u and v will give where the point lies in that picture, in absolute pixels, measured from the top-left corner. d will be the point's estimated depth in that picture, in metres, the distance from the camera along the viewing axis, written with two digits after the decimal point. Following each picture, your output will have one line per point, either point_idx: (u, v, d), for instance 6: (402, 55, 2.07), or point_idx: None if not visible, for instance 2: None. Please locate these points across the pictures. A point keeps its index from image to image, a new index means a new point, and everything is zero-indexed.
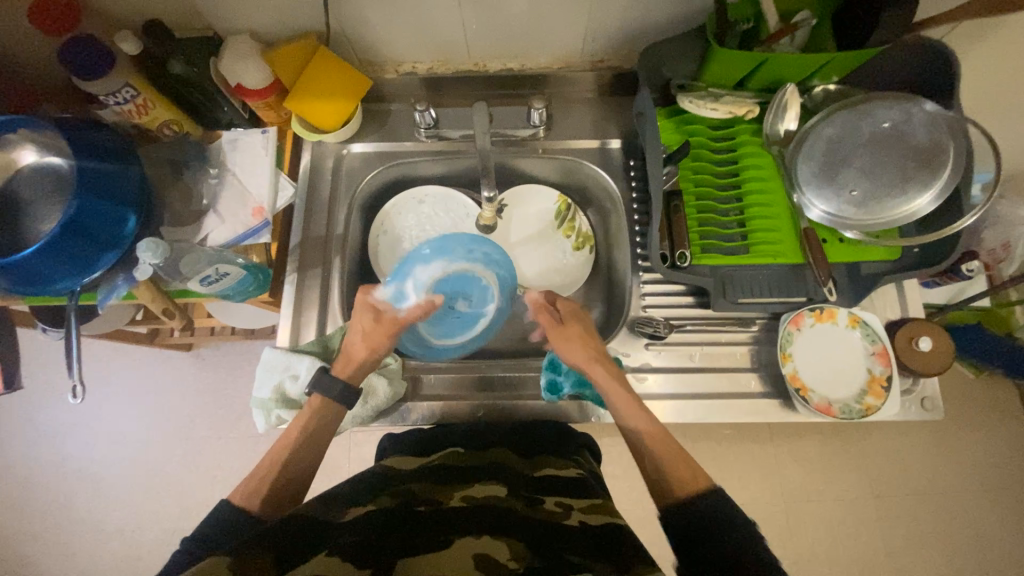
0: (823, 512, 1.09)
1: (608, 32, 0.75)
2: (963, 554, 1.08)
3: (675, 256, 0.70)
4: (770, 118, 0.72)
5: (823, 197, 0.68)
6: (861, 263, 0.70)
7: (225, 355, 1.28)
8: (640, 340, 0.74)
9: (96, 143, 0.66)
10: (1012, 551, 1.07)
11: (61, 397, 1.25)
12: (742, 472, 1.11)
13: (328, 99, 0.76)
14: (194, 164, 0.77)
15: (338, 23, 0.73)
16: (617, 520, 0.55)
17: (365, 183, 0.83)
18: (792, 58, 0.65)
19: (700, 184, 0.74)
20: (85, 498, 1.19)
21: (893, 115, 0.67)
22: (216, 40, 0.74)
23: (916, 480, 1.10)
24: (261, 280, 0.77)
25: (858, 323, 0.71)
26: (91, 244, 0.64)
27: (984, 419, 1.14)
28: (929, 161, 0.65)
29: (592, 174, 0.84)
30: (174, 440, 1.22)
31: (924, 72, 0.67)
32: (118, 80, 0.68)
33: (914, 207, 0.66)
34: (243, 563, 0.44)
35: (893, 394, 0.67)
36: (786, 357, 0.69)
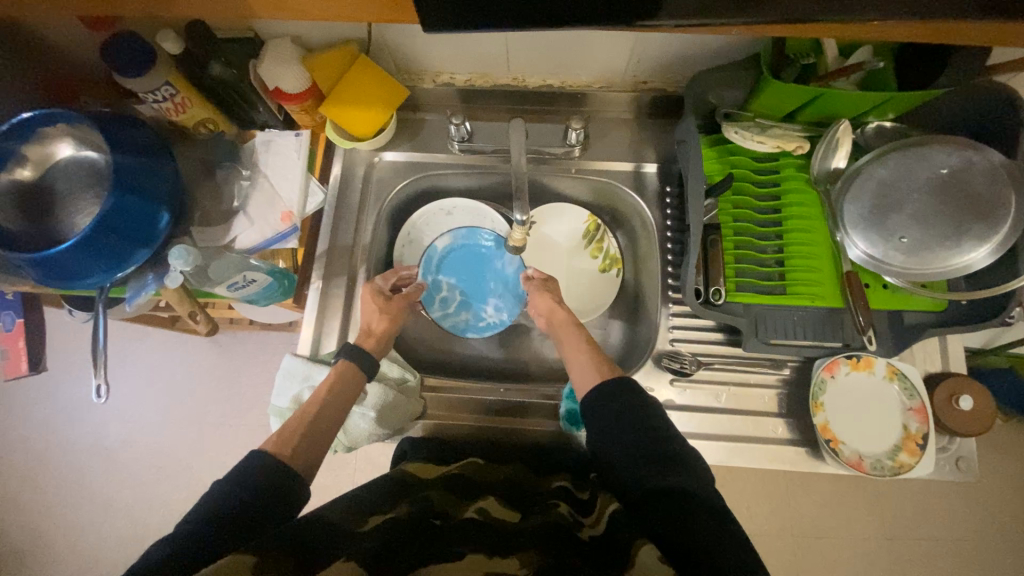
0: (838, 554, 1.04)
1: (654, 55, 0.73)
2: None
3: (709, 292, 0.68)
4: (819, 153, 0.68)
5: (870, 240, 0.64)
6: (904, 312, 0.67)
7: (240, 344, 1.28)
8: (665, 375, 0.73)
9: (132, 138, 0.66)
10: None
11: (82, 374, 1.27)
12: (752, 505, 1.06)
13: (365, 108, 0.75)
14: (227, 164, 0.77)
15: (381, 33, 0.72)
16: (613, 506, 0.55)
17: (395, 193, 0.82)
18: (849, 96, 0.62)
19: (739, 217, 0.71)
20: (98, 474, 1.21)
21: (952, 161, 0.64)
22: (256, 42, 0.74)
23: (944, 533, 1.03)
24: (286, 287, 0.79)
25: (895, 374, 0.68)
26: (124, 240, 0.64)
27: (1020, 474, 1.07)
28: (988, 213, 0.62)
29: (625, 198, 0.82)
30: (187, 425, 1.23)
31: (988, 118, 0.64)
32: (158, 79, 0.67)
33: (968, 260, 0.62)
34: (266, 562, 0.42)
35: (930, 453, 0.65)
36: (817, 407, 0.67)
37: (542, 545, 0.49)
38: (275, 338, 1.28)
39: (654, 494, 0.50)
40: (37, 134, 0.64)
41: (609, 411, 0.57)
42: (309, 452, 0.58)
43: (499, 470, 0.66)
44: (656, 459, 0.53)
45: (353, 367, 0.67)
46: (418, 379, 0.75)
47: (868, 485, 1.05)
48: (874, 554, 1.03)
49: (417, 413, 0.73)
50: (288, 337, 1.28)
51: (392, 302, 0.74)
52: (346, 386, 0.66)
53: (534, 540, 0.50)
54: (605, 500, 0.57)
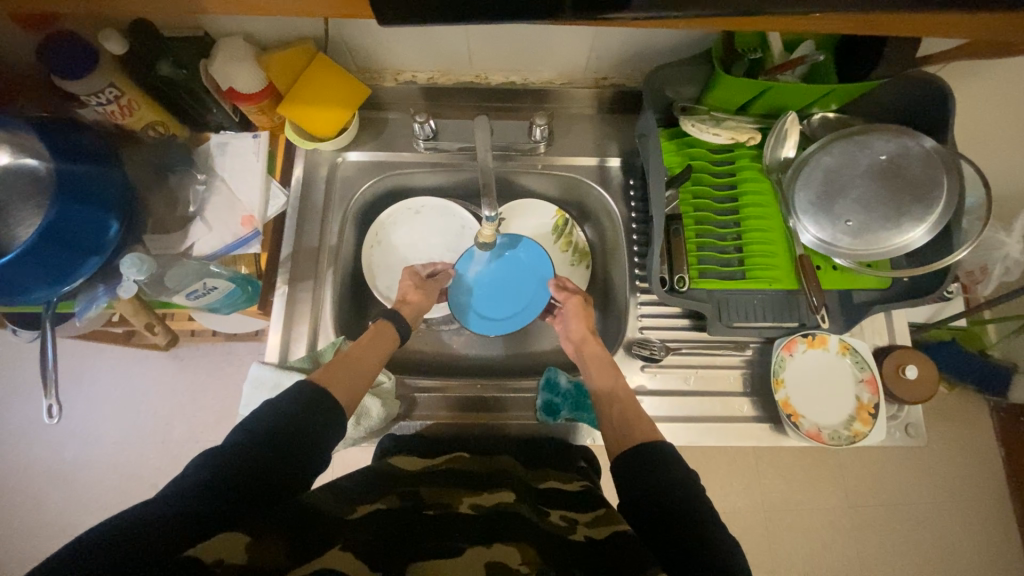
0: (805, 524, 1.09)
1: (611, 52, 0.75)
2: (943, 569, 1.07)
3: (674, 280, 0.70)
4: (770, 143, 0.72)
5: (820, 225, 0.68)
6: (853, 291, 0.71)
7: (204, 356, 1.23)
8: (636, 362, 0.75)
9: (74, 144, 0.62)
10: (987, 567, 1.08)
11: (30, 397, 1.19)
12: (724, 483, 1.10)
13: (325, 106, 0.74)
14: (181, 169, 0.75)
15: (339, 30, 0.71)
16: (620, 526, 0.52)
17: (360, 193, 0.81)
18: (794, 88, 0.66)
19: (699, 207, 0.74)
20: (54, 501, 1.14)
21: (890, 148, 0.68)
22: (207, 40, 0.71)
23: (900, 496, 1.09)
24: (250, 293, 0.77)
25: (847, 349, 0.72)
26: (69, 251, 0.60)
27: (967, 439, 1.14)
28: (923, 196, 0.67)
29: (591, 192, 0.84)
30: (150, 443, 1.18)
31: (919, 107, 0.69)
32: (101, 80, 0.64)
33: (907, 240, 0.67)
34: (257, 548, 0.42)
35: (881, 422, 0.69)
36: (779, 383, 0.70)
37: (531, 538, 0.49)
38: (242, 348, 1.24)
39: (664, 532, 0.52)
40: None
41: (642, 471, 0.55)
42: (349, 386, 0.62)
43: (489, 462, 0.66)
44: (666, 503, 0.53)
45: (392, 328, 0.71)
46: (393, 381, 0.73)
47: (829, 457, 1.11)
48: (837, 521, 1.09)
49: (395, 414, 0.73)
50: (255, 347, 1.24)
51: (428, 283, 0.78)
52: (378, 344, 0.69)
53: (521, 532, 0.49)
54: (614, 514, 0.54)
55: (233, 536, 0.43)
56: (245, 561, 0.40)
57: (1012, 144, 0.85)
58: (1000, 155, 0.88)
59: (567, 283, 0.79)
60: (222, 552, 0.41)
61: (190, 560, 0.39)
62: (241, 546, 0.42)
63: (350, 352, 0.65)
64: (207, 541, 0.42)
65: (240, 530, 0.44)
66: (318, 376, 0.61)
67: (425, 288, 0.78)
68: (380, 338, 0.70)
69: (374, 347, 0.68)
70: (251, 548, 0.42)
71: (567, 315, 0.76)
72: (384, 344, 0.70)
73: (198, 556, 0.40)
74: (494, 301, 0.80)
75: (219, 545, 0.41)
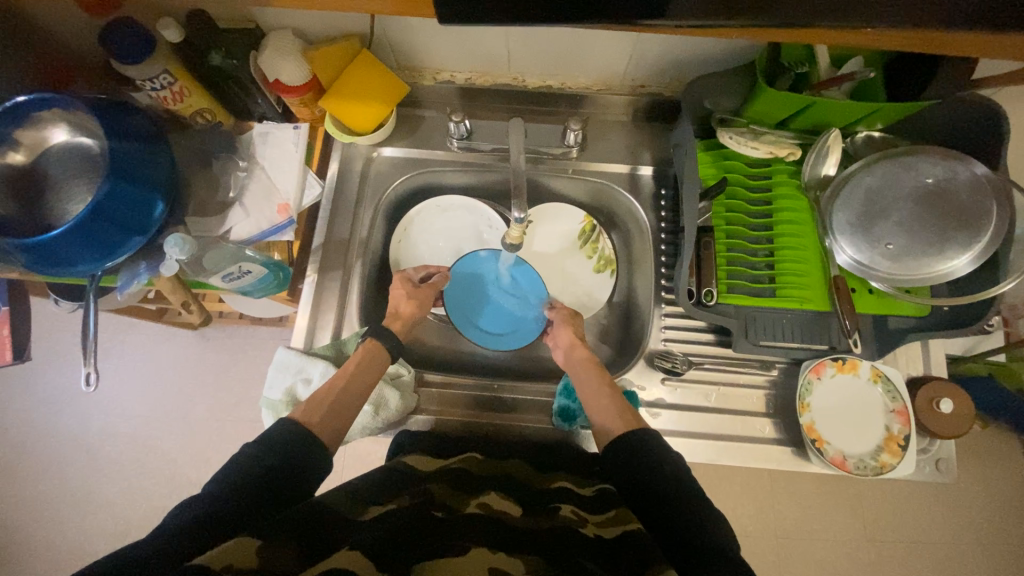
0: (820, 555, 1.05)
1: (651, 60, 0.74)
2: None
3: (701, 293, 0.69)
4: (810, 160, 0.70)
5: (856, 246, 0.66)
6: (888, 317, 0.69)
7: (230, 338, 1.27)
8: (657, 374, 0.74)
9: (126, 126, 0.65)
10: None
11: (67, 365, 1.25)
12: (737, 505, 1.08)
13: (364, 102, 0.75)
14: (223, 155, 0.77)
15: (383, 27, 0.72)
16: (631, 526, 0.52)
17: (392, 188, 0.83)
18: (840, 105, 0.64)
19: (731, 221, 0.73)
20: (81, 468, 1.19)
21: (937, 171, 0.66)
22: (258, 33, 0.73)
23: (922, 534, 1.05)
24: (281, 279, 0.78)
25: (879, 377, 0.70)
26: (117, 228, 0.63)
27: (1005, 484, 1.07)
28: (970, 223, 0.64)
29: (620, 200, 0.83)
30: (174, 419, 1.22)
31: (974, 130, 0.66)
32: (156, 66, 0.67)
33: (950, 267, 0.64)
34: (269, 556, 0.43)
35: (910, 454, 0.66)
36: (804, 407, 0.68)
37: (545, 551, 0.48)
38: (266, 332, 1.27)
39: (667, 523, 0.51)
40: (31, 119, 0.64)
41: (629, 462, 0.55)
42: (339, 411, 0.61)
43: (501, 465, 0.65)
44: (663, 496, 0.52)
45: (378, 348, 0.67)
46: (412, 374, 0.75)
47: (849, 487, 1.07)
48: (854, 555, 1.05)
49: (411, 408, 0.74)
50: (278, 332, 1.27)
51: (422, 290, 0.76)
52: (369, 368, 0.66)
53: (533, 542, 0.49)
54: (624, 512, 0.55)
55: (242, 541, 0.44)
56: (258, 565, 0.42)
57: None
58: None
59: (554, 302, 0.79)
60: (233, 558, 0.42)
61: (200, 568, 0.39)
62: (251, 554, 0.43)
63: (334, 384, 0.62)
64: (217, 548, 0.43)
65: (250, 535, 0.45)
66: (298, 414, 0.59)
67: (420, 296, 0.75)
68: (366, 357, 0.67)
69: (361, 371, 0.65)
70: (262, 553, 0.43)
71: (555, 325, 0.76)
72: (375, 367, 0.67)
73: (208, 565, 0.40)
74: (491, 315, 0.82)
75: (228, 553, 0.42)
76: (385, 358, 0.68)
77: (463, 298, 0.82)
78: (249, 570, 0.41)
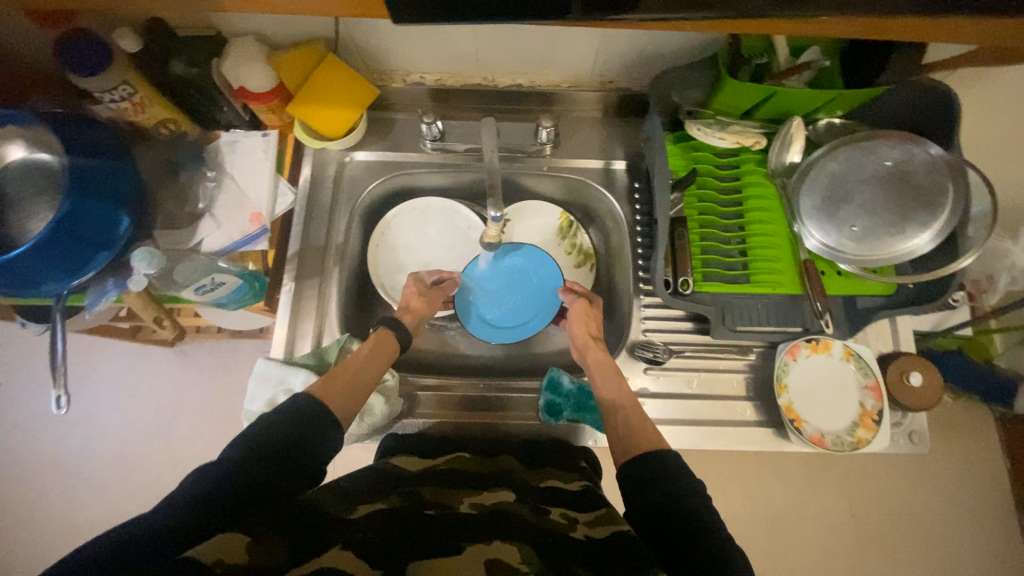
0: (808, 532, 1.08)
1: (618, 55, 0.75)
2: None
3: (678, 283, 0.70)
4: (775, 148, 0.73)
5: (824, 230, 0.68)
6: (857, 297, 0.71)
7: (209, 353, 1.24)
8: (639, 364, 0.75)
9: (88, 140, 0.63)
10: None
11: (37, 390, 1.21)
12: (726, 490, 1.10)
13: (333, 106, 0.75)
14: (190, 165, 0.76)
15: (348, 30, 0.71)
16: (621, 528, 0.52)
17: (367, 192, 0.82)
18: (800, 94, 0.66)
19: (703, 211, 0.74)
20: (58, 495, 1.15)
21: (895, 154, 0.68)
22: (220, 40, 0.72)
23: (902, 506, 1.08)
24: (257, 289, 0.77)
25: (851, 355, 0.72)
26: (81, 245, 0.61)
27: (978, 453, 1.11)
28: (928, 202, 0.67)
29: (596, 194, 0.84)
30: (154, 438, 1.18)
31: (927, 113, 0.69)
32: (115, 78, 0.65)
33: (913, 246, 0.67)
34: (258, 543, 0.44)
35: (884, 429, 0.69)
36: (782, 388, 0.70)
37: (538, 543, 0.48)
38: (246, 345, 1.25)
39: (667, 536, 0.52)
40: None
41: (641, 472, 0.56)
42: (347, 402, 0.62)
43: (489, 462, 0.66)
44: (662, 510, 0.53)
45: (393, 337, 0.71)
46: (397, 379, 0.73)
47: (833, 465, 1.10)
48: (840, 530, 1.08)
49: (398, 412, 0.73)
50: (260, 344, 1.25)
51: (432, 291, 0.79)
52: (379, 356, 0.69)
53: (525, 534, 0.49)
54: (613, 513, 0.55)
55: (233, 537, 0.44)
56: (247, 562, 0.41)
57: (1020, 151, 0.84)
58: (1006, 164, 0.88)
59: (574, 286, 0.79)
60: (222, 552, 0.42)
61: (192, 560, 0.39)
62: (242, 550, 0.43)
63: (346, 365, 0.65)
64: (207, 543, 0.43)
65: (240, 531, 0.45)
66: (316, 387, 0.62)
67: (429, 297, 0.78)
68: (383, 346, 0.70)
69: (373, 359, 0.68)
70: (252, 547, 0.43)
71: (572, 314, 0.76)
72: (384, 355, 0.69)
73: (198, 557, 0.40)
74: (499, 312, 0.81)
75: (219, 547, 0.42)
76: (396, 347, 0.71)
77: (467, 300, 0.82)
78: (238, 565, 0.41)
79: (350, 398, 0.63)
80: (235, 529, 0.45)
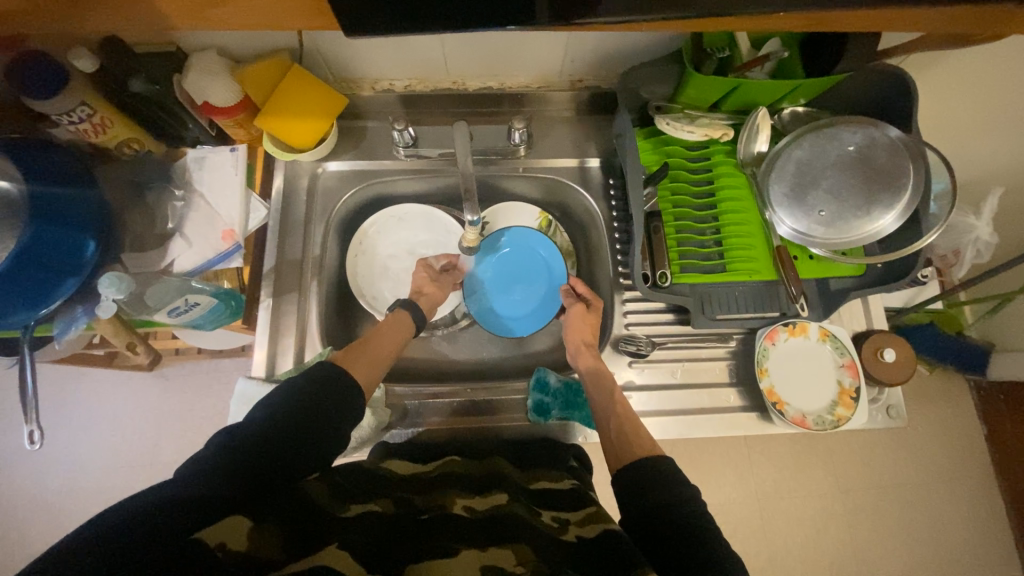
0: (798, 510, 1.11)
1: (585, 54, 0.76)
2: (935, 549, 1.09)
3: (656, 276, 0.71)
4: (743, 138, 0.74)
5: (795, 216, 0.70)
6: (829, 279, 0.73)
7: (190, 375, 1.21)
8: (624, 359, 0.76)
9: (47, 166, 0.61)
10: (981, 546, 1.10)
11: (10, 425, 1.16)
12: (717, 475, 1.12)
13: (302, 118, 0.74)
14: (157, 185, 0.74)
15: (313, 41, 0.71)
16: (610, 526, 0.53)
17: (342, 202, 0.81)
18: (763, 84, 0.68)
19: (678, 203, 0.75)
20: (39, 532, 1.11)
21: (857, 139, 0.70)
22: (180, 55, 0.71)
23: (886, 478, 1.12)
24: (233, 308, 0.76)
25: (827, 336, 0.74)
26: (46, 273, 0.59)
27: (954, 422, 1.15)
28: (891, 184, 0.69)
29: (572, 192, 0.85)
30: (137, 466, 1.15)
31: (884, 98, 0.71)
32: (73, 99, 0.63)
33: (879, 227, 0.69)
34: (260, 531, 0.43)
35: (861, 405, 0.71)
36: (763, 372, 0.72)
37: (533, 542, 0.48)
38: (228, 365, 1.22)
39: (655, 539, 0.52)
40: None
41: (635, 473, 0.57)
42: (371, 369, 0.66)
43: (482, 465, 0.66)
44: (650, 514, 0.53)
45: (409, 320, 0.75)
46: (383, 390, 0.74)
47: (818, 443, 1.13)
48: (828, 505, 1.11)
49: (385, 423, 0.73)
50: (242, 363, 1.22)
51: (442, 278, 0.84)
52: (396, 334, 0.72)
53: (520, 534, 0.49)
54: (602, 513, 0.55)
55: (237, 519, 0.43)
56: (247, 549, 0.41)
57: (974, 129, 0.88)
58: (962, 143, 0.91)
59: (577, 287, 0.80)
60: (226, 535, 0.41)
61: (197, 543, 0.39)
62: (244, 537, 0.42)
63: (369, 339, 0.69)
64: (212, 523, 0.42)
65: (245, 512, 0.44)
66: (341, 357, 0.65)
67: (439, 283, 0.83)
68: (395, 322, 0.73)
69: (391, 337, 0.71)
70: (253, 535, 0.42)
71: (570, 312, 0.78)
72: (400, 332, 0.73)
73: (204, 539, 0.40)
74: (505, 300, 0.83)
75: (225, 530, 0.42)
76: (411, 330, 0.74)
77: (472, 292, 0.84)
78: (239, 554, 0.40)
79: (372, 370, 0.66)
80: (242, 511, 0.44)
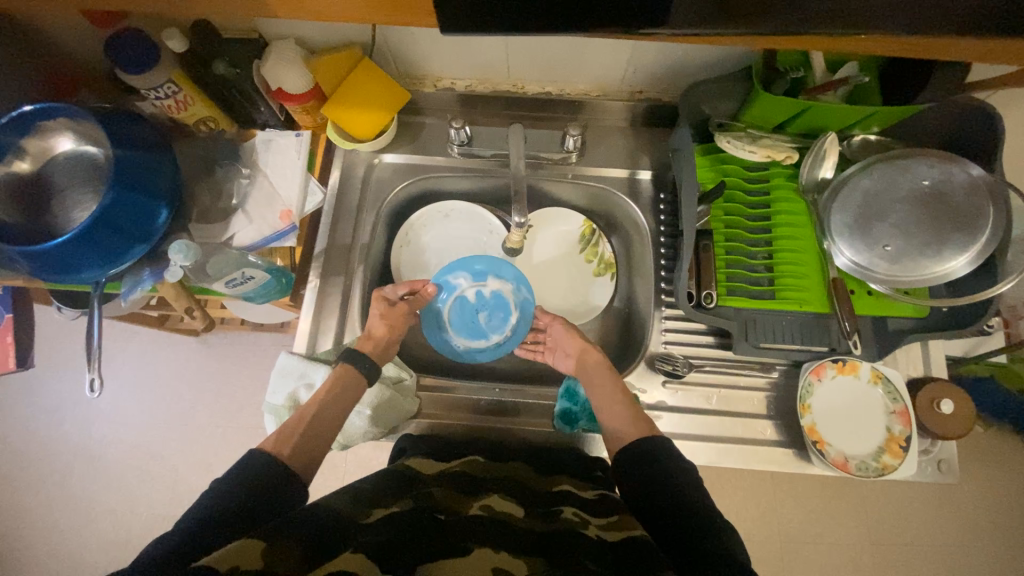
0: (824, 558, 1.05)
1: (650, 67, 0.75)
2: None
3: (701, 296, 0.69)
4: (807, 164, 0.71)
5: (856, 248, 0.67)
6: (888, 318, 0.69)
7: (233, 344, 1.27)
8: (658, 377, 0.74)
9: (131, 134, 0.66)
10: None
11: (69, 372, 1.25)
12: (739, 508, 1.08)
13: (365, 109, 0.76)
14: (226, 162, 0.78)
15: (384, 36, 0.73)
16: (635, 533, 0.52)
17: (394, 194, 0.83)
18: (836, 109, 0.65)
19: (730, 225, 0.73)
20: (82, 476, 1.19)
21: (933, 174, 0.66)
22: (261, 42, 0.74)
23: (926, 537, 1.04)
24: (284, 284, 0.79)
25: (880, 378, 0.70)
26: (120, 236, 0.63)
27: (1011, 487, 1.06)
28: (967, 225, 0.65)
29: (620, 204, 0.84)
30: (175, 424, 1.22)
31: (967, 133, 0.67)
32: (160, 76, 0.68)
33: (948, 268, 0.65)
34: (274, 549, 0.44)
35: (911, 455, 0.67)
36: (805, 408, 0.68)
37: (550, 553, 0.48)
38: (267, 338, 1.28)
39: (685, 544, 0.51)
40: (37, 129, 0.65)
41: (643, 475, 0.57)
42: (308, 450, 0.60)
43: (501, 468, 0.66)
44: (686, 530, 0.51)
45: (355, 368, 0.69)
46: (414, 379, 0.76)
47: (851, 490, 1.07)
48: (859, 558, 1.04)
49: (411, 413, 0.74)
50: (279, 338, 1.27)
51: (397, 311, 0.75)
52: (347, 387, 0.67)
53: (538, 547, 0.48)
54: (627, 519, 0.55)
55: (248, 543, 0.44)
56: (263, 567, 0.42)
57: None
58: None
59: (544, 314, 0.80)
60: (237, 560, 0.42)
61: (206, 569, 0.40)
62: (256, 555, 0.43)
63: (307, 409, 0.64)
64: (223, 551, 0.43)
65: (254, 537, 0.45)
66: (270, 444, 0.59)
67: (391, 317, 0.74)
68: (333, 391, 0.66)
69: (342, 395, 0.66)
70: (266, 554, 0.43)
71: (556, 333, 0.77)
72: (351, 386, 0.68)
73: (213, 564, 0.40)
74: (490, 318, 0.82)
75: (233, 555, 0.42)
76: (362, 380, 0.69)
77: (463, 323, 0.82)
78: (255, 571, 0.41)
79: (310, 453, 0.60)
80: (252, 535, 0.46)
